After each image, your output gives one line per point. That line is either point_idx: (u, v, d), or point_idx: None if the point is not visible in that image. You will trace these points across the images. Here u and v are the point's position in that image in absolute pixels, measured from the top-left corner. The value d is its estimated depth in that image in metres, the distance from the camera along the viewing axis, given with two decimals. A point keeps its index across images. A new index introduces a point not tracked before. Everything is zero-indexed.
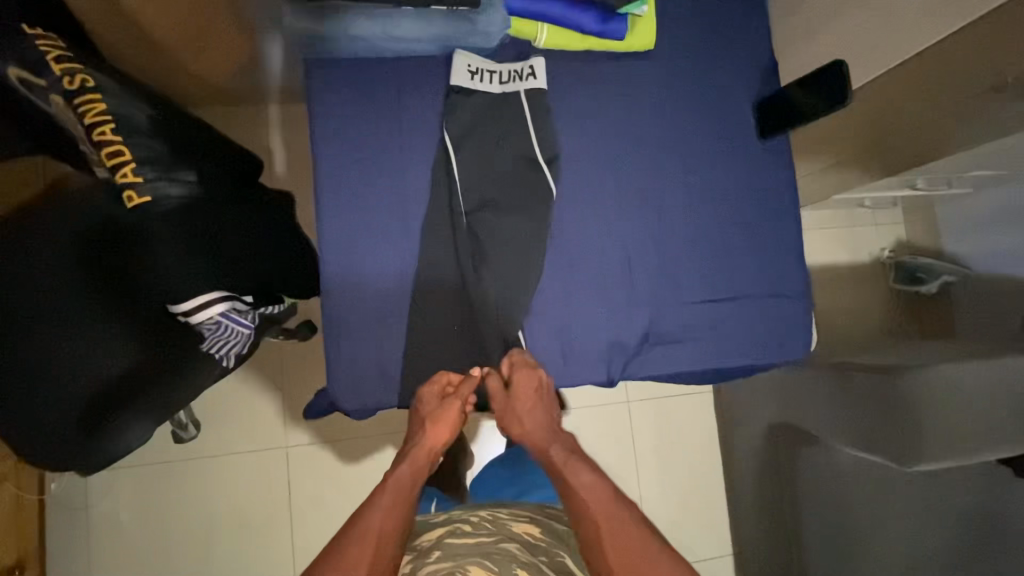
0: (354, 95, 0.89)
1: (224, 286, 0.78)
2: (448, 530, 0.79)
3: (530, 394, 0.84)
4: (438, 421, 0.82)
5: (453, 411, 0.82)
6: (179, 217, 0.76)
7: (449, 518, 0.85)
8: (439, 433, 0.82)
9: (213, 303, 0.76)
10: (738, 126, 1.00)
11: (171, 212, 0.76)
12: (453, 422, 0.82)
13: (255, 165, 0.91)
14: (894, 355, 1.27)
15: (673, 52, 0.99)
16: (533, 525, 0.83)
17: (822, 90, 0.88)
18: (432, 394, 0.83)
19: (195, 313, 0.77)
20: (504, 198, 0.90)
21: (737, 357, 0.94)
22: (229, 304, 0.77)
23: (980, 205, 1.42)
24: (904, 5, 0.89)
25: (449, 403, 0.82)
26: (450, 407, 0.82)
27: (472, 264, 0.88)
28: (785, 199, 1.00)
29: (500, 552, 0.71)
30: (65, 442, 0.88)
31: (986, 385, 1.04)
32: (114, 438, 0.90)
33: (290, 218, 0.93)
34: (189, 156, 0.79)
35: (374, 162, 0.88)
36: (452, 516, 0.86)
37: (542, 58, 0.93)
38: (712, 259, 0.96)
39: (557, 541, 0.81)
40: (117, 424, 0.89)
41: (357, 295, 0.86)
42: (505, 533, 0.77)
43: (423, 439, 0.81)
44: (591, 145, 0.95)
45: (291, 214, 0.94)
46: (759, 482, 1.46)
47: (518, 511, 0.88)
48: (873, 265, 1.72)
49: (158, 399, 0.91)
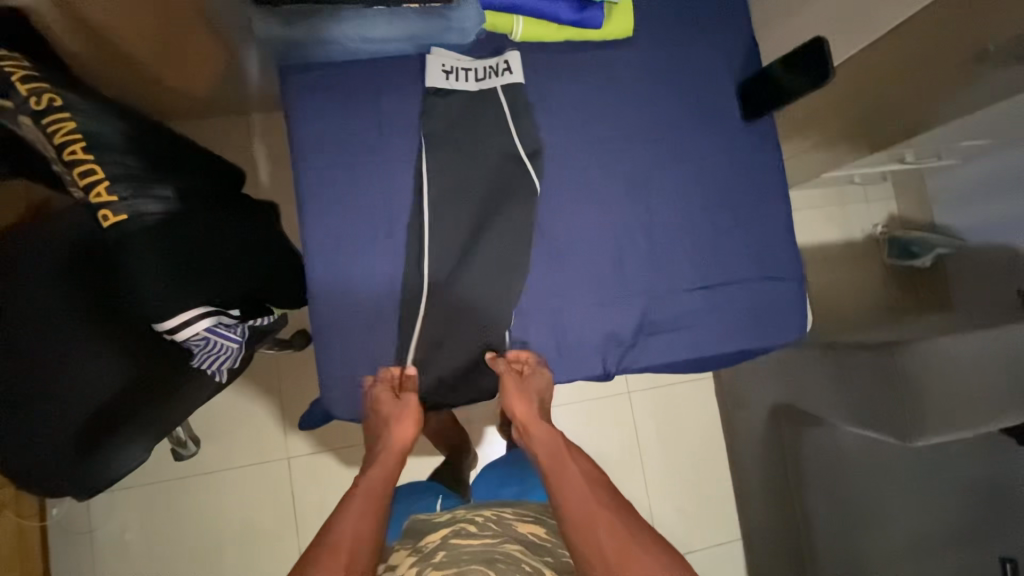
0: (329, 100, 0.87)
1: (209, 302, 0.77)
2: (452, 530, 0.78)
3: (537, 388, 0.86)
4: (397, 420, 0.81)
5: (410, 406, 0.82)
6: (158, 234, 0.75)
7: (454, 518, 0.84)
8: (400, 433, 0.80)
9: (197, 320, 0.75)
10: (721, 110, 0.99)
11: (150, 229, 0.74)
12: (411, 417, 0.82)
13: (234, 176, 0.90)
14: (892, 330, 1.27)
15: (651, 38, 0.98)
16: (538, 524, 0.82)
17: (802, 69, 0.87)
18: (386, 393, 0.82)
19: (179, 330, 0.75)
20: (488, 197, 0.89)
21: (732, 344, 0.93)
22: (214, 319, 0.77)
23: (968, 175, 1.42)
24: None
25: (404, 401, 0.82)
26: (407, 400, 0.82)
27: (460, 264, 0.88)
28: (772, 178, 0.99)
29: (505, 556, 0.70)
30: (62, 468, 0.87)
31: (984, 355, 1.04)
32: (114, 459, 0.90)
33: (276, 226, 0.93)
34: (166, 171, 0.77)
35: (354, 167, 0.87)
36: (456, 516, 0.85)
37: (518, 52, 0.92)
38: (702, 245, 0.95)
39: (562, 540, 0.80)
40: (117, 444, 0.89)
41: (345, 302, 0.85)
42: (510, 534, 0.77)
43: (386, 437, 0.79)
44: (573, 137, 0.94)
45: (279, 224, 0.94)
46: (763, 465, 1.46)
47: (522, 510, 0.87)
48: (867, 243, 1.77)
49: (155, 416, 0.92)
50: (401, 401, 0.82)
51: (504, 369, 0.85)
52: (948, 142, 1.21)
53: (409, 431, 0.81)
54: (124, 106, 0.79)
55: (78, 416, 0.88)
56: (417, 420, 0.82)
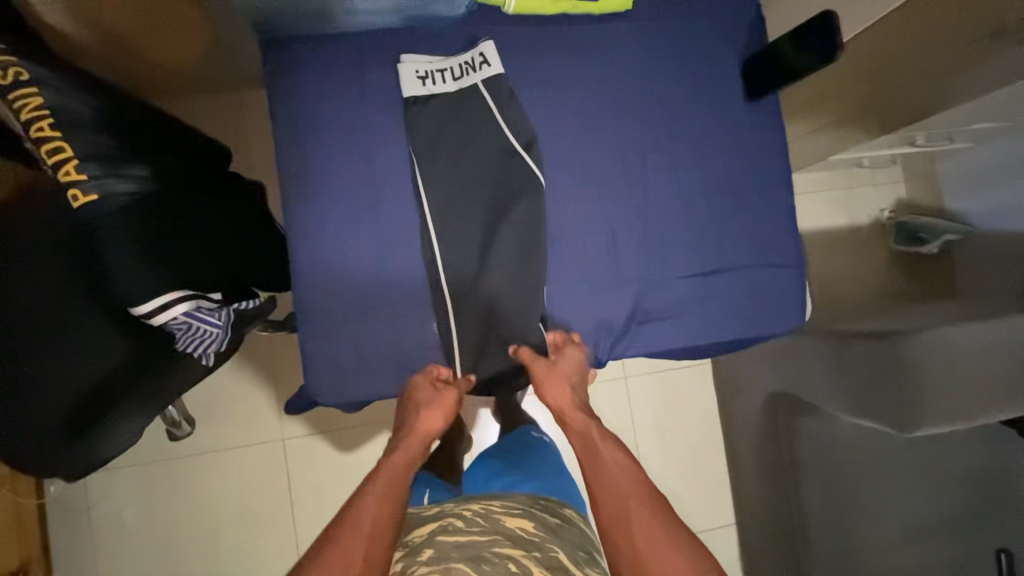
0: (310, 75, 0.83)
1: (186, 285, 0.75)
2: (439, 526, 0.78)
3: (571, 371, 0.87)
4: (429, 410, 0.85)
5: (446, 401, 0.85)
6: (134, 215, 0.72)
7: (442, 512, 0.83)
8: (427, 422, 0.86)
9: (174, 303, 0.73)
10: (722, 90, 0.94)
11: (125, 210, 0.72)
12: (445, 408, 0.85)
13: (219, 152, 0.88)
14: (895, 318, 1.25)
15: (652, 11, 0.93)
16: (526, 519, 0.81)
17: (809, 47, 0.83)
18: (424, 386, 0.85)
19: (155, 314, 0.73)
20: (477, 183, 0.87)
21: (726, 333, 0.90)
22: (192, 303, 0.74)
23: (982, 158, 1.38)
24: None
25: (438, 395, 0.85)
26: (444, 394, 0.85)
27: (449, 251, 0.85)
28: (776, 164, 0.95)
29: (492, 555, 0.69)
30: (48, 451, 0.86)
31: (987, 346, 1.02)
32: (102, 441, 0.89)
33: (258, 206, 0.91)
34: (146, 149, 0.74)
35: (338, 148, 0.84)
36: (444, 509, 0.85)
37: (491, 42, 0.86)
38: (699, 229, 0.92)
39: (551, 535, 0.79)
40: (104, 425, 0.89)
41: (330, 289, 0.83)
42: (498, 531, 0.75)
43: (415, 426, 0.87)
44: (567, 117, 0.90)
45: (263, 199, 0.93)
46: (759, 452, 1.46)
47: (511, 504, 0.86)
48: (873, 227, 1.77)
49: (148, 400, 0.92)
50: (440, 393, 0.85)
51: (529, 357, 0.85)
52: (961, 125, 1.17)
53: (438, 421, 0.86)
54: (99, 78, 0.76)
55: (63, 401, 0.87)
56: (449, 412, 0.86)
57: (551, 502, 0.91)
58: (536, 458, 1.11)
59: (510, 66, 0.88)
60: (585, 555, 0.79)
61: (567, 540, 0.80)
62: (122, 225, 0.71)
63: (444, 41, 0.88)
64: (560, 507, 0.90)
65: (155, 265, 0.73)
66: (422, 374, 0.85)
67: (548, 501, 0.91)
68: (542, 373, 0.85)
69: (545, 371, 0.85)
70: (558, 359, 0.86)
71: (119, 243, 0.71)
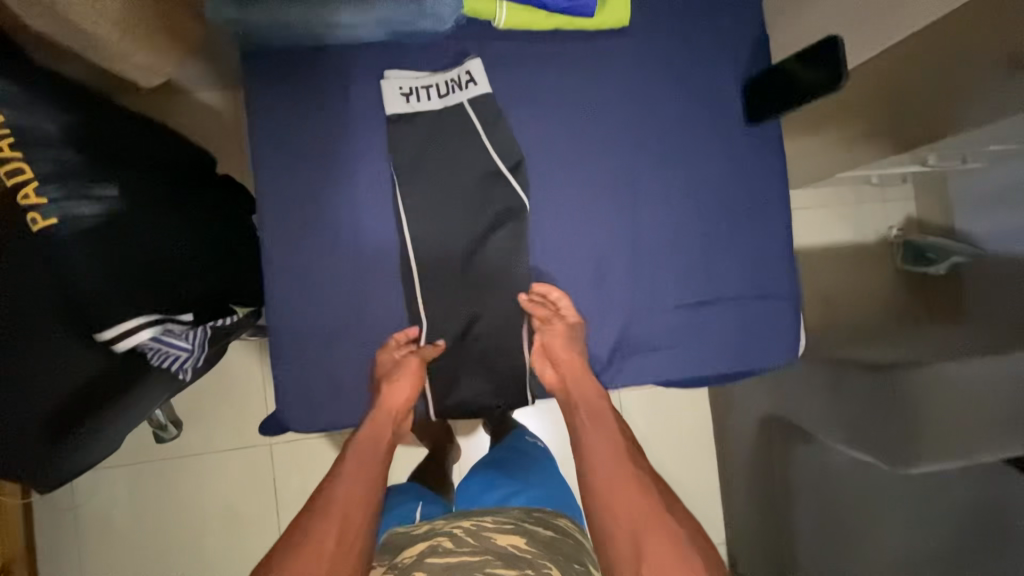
0: (291, 91, 0.81)
1: (151, 310, 0.72)
2: (428, 548, 0.73)
3: (570, 339, 0.83)
4: (394, 379, 0.79)
5: (409, 369, 0.80)
6: (99, 236, 0.69)
7: (431, 533, 0.80)
8: (393, 395, 0.79)
9: (138, 329, 0.71)
10: (721, 113, 0.90)
11: (90, 231, 0.69)
12: (411, 376, 0.80)
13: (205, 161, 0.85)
14: (897, 345, 1.21)
15: (650, 28, 0.89)
16: (519, 535, 0.77)
17: (814, 73, 0.78)
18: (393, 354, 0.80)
19: (118, 340, 0.70)
20: (461, 205, 0.84)
21: (715, 367, 0.88)
22: (157, 329, 0.72)
23: (997, 177, 1.33)
24: None
25: (402, 365, 0.80)
26: (406, 361, 0.80)
27: (431, 273, 0.83)
28: (775, 189, 0.91)
29: None
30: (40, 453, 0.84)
31: (987, 383, 0.98)
32: (90, 443, 0.87)
33: (245, 220, 0.88)
34: (120, 165, 0.72)
35: (317, 165, 0.81)
36: (434, 529, 0.82)
37: (478, 60, 0.83)
38: (693, 258, 0.89)
39: (546, 550, 0.75)
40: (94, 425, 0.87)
41: (307, 310, 0.81)
42: (488, 549, 0.72)
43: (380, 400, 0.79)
44: (557, 138, 0.87)
45: (249, 211, 0.90)
46: (752, 474, 1.43)
47: (504, 520, 0.83)
48: (880, 245, 1.74)
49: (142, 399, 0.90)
50: (402, 363, 0.80)
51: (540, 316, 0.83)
52: (974, 146, 1.12)
53: (405, 393, 0.80)
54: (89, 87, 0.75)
55: (50, 400, 0.82)
56: (415, 382, 0.80)
57: (545, 514, 0.89)
58: (531, 467, 1.09)
59: (499, 83, 0.85)
60: (583, 567, 0.74)
61: (563, 552, 0.76)
62: (84, 248, 0.68)
63: (431, 56, 0.85)
64: (555, 518, 0.87)
65: (117, 289, 0.70)
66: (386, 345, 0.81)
67: (542, 514, 0.89)
68: (552, 332, 0.83)
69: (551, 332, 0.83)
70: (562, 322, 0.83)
71: (79, 265, 0.68)
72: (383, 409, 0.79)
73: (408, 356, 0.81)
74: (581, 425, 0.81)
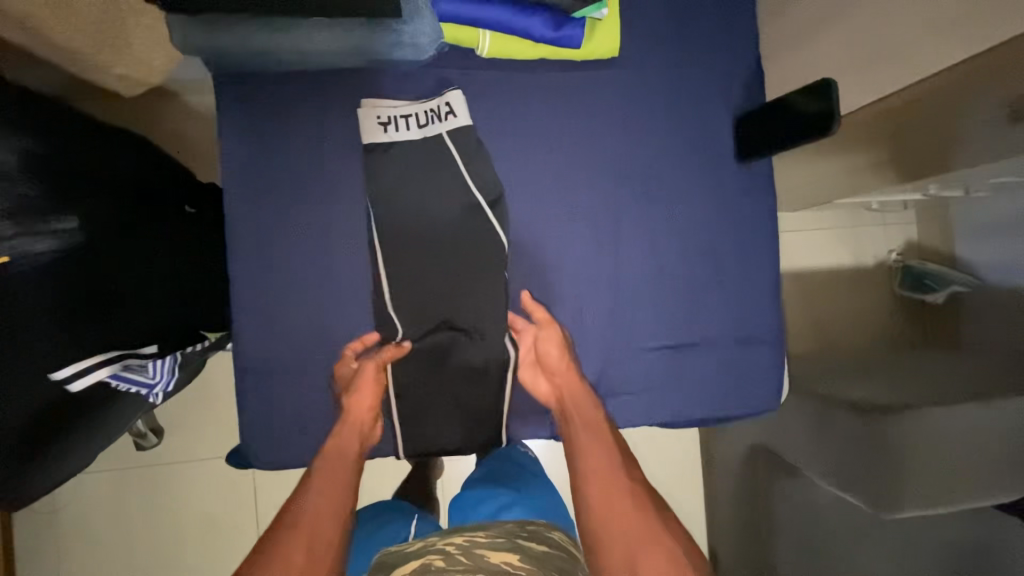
0: (266, 115, 0.78)
1: (112, 347, 0.69)
2: (419, 566, 0.69)
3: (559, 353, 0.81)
4: (354, 388, 0.77)
5: (369, 376, 0.78)
6: (53, 274, 0.65)
7: (422, 551, 0.76)
8: (357, 402, 0.77)
9: (97, 369, 0.66)
10: (713, 150, 0.87)
11: (44, 268, 0.64)
12: (371, 383, 0.78)
13: (162, 180, 0.83)
14: (889, 381, 1.17)
15: (642, 59, 0.85)
16: (511, 551, 0.72)
17: (806, 116, 0.75)
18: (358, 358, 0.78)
19: (75, 381, 0.65)
20: (436, 238, 0.81)
21: (692, 413, 0.86)
22: (117, 367, 0.68)
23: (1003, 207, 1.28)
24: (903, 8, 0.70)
25: (361, 371, 0.78)
26: (364, 368, 0.78)
27: (403, 310, 0.81)
28: (763, 231, 0.88)
29: None
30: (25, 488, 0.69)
31: (973, 431, 0.96)
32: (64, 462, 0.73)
33: (206, 243, 0.88)
34: (77, 195, 0.68)
35: (290, 195, 0.79)
36: (427, 547, 0.77)
37: (459, 91, 0.80)
38: (673, 299, 0.86)
39: (538, 566, 0.69)
40: (70, 439, 0.71)
41: (275, 344, 0.79)
42: (480, 567, 0.67)
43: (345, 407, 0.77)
44: (539, 172, 0.84)
45: (211, 234, 0.90)
46: (736, 504, 1.39)
47: (497, 534, 0.78)
48: (879, 269, 1.62)
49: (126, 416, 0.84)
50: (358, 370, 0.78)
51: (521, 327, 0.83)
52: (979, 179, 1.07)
53: (369, 400, 0.77)
54: (38, 100, 0.69)
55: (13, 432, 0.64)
56: (375, 387, 0.78)
57: (538, 528, 0.83)
58: (526, 475, 1.02)
59: (481, 114, 0.82)
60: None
61: (558, 568, 0.71)
62: (38, 285, 0.64)
63: (412, 84, 0.82)
64: (548, 532, 0.82)
65: (76, 328, 0.66)
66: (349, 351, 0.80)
67: (537, 526, 0.84)
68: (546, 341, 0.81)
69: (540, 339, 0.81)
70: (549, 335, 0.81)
71: (29, 308, 0.63)
72: (350, 417, 0.77)
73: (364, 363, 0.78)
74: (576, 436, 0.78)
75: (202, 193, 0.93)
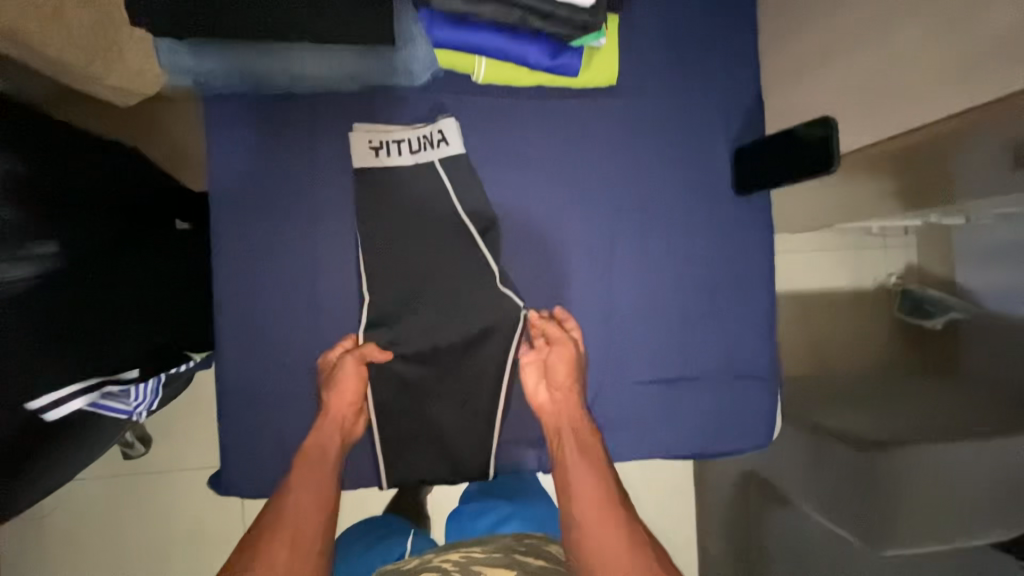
0: (256, 138, 0.77)
1: (88, 376, 0.65)
2: None
3: (566, 366, 0.78)
4: (336, 384, 0.75)
5: (350, 371, 0.75)
6: (34, 302, 0.61)
7: (418, 568, 0.73)
8: (338, 398, 0.75)
9: (73, 397, 0.63)
10: (710, 182, 0.86)
11: (26, 298, 0.60)
12: (354, 378, 0.75)
13: (147, 193, 0.80)
14: (883, 411, 1.15)
15: (639, 87, 0.84)
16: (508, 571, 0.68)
17: (804, 153, 0.74)
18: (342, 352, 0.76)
19: (50, 411, 0.62)
20: (425, 267, 0.80)
21: (683, 449, 0.84)
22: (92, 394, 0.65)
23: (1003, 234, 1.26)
24: (897, 50, 0.68)
25: (343, 364, 0.75)
26: (345, 363, 0.75)
27: (389, 338, 0.79)
28: (758, 265, 0.87)
29: None
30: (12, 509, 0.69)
31: (964, 470, 0.95)
32: (43, 482, 0.72)
33: (184, 257, 0.85)
34: (59, 213, 0.64)
35: (280, 220, 0.78)
36: (425, 562, 0.75)
37: (453, 118, 0.79)
38: (666, 334, 0.85)
39: None
40: (49, 463, 0.70)
41: (259, 371, 0.78)
42: None
43: (327, 403, 0.75)
44: (531, 202, 0.83)
45: (192, 249, 0.88)
46: (728, 531, 1.36)
47: (495, 549, 0.75)
48: (877, 291, 1.61)
49: (110, 433, 0.83)
50: (338, 364, 0.76)
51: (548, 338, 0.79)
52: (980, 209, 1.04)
53: (351, 395, 0.75)
54: (22, 112, 0.65)
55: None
56: (358, 381, 0.76)
57: (535, 541, 0.80)
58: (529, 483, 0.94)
59: (473, 142, 0.81)
60: None
61: None
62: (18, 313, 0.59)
63: (405, 108, 0.80)
64: (546, 546, 0.78)
65: (56, 358, 0.62)
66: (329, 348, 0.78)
67: (533, 540, 0.80)
68: (558, 351, 0.78)
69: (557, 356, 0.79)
70: (556, 345, 0.79)
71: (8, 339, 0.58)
72: (331, 411, 0.75)
73: (345, 357, 0.76)
74: (567, 457, 0.75)
75: (186, 205, 0.90)
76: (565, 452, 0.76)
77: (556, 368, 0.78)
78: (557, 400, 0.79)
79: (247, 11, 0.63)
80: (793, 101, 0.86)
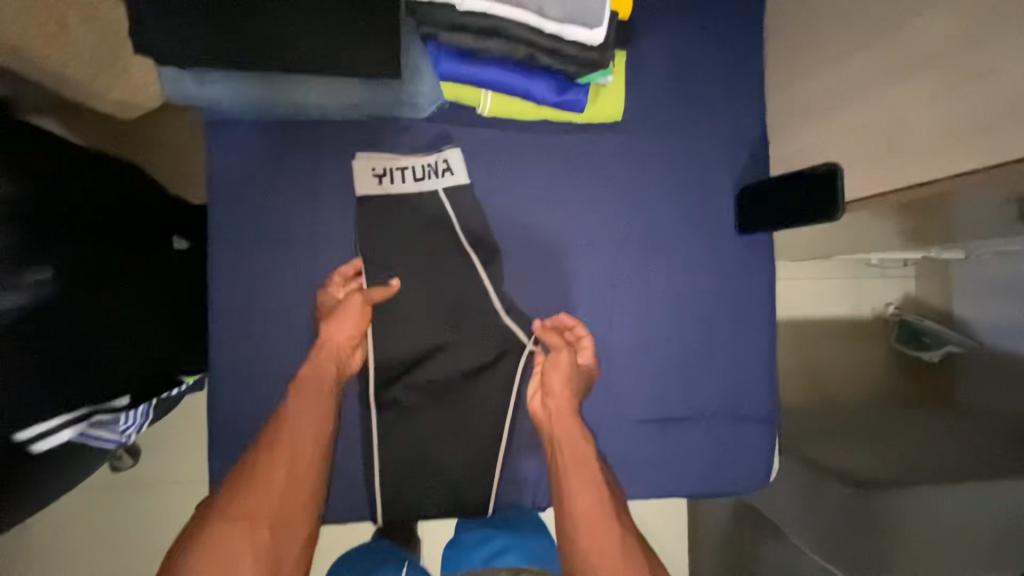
0: (259, 164, 0.77)
1: (75, 408, 0.64)
2: None
3: (568, 372, 0.77)
4: (336, 318, 0.74)
5: (353, 308, 0.74)
6: (30, 330, 0.59)
7: None
8: (335, 332, 0.74)
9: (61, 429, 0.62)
10: (712, 219, 0.86)
11: (21, 326, 0.58)
12: (357, 315, 0.74)
13: (144, 211, 0.78)
14: (879, 447, 1.14)
15: (644, 123, 0.84)
16: None
17: (806, 196, 0.74)
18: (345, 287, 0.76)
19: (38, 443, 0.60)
20: (424, 297, 0.79)
21: (677, 488, 0.84)
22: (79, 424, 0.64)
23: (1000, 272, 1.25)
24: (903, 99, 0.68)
25: (348, 301, 0.74)
26: (352, 301, 0.74)
27: (387, 370, 0.79)
28: (758, 305, 0.87)
29: None
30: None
31: (960, 514, 0.93)
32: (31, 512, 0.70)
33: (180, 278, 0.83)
34: (58, 238, 0.63)
35: (279, 246, 0.77)
36: None
37: (458, 148, 0.80)
38: (663, 372, 0.84)
39: None
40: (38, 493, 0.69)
41: (253, 399, 0.77)
42: None
43: (323, 336, 0.74)
44: (532, 236, 0.82)
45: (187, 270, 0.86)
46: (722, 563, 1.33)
47: None
48: (874, 321, 1.54)
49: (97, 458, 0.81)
50: (344, 301, 0.75)
51: (556, 342, 0.79)
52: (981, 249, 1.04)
53: (351, 329, 0.74)
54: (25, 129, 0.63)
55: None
56: (360, 317, 0.75)
57: None
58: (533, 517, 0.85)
59: (477, 172, 0.81)
60: None
61: None
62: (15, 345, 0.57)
63: (409, 138, 0.80)
64: None
65: (46, 390, 0.60)
66: (331, 278, 0.78)
67: None
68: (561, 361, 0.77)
69: (571, 361, 0.78)
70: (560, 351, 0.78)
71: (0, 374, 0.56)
72: (327, 344, 0.74)
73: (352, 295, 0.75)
74: (561, 468, 0.73)
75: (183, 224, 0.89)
76: (561, 463, 0.73)
77: (552, 375, 0.77)
78: (551, 407, 0.76)
79: (251, 43, 0.62)
80: (797, 141, 0.86)
